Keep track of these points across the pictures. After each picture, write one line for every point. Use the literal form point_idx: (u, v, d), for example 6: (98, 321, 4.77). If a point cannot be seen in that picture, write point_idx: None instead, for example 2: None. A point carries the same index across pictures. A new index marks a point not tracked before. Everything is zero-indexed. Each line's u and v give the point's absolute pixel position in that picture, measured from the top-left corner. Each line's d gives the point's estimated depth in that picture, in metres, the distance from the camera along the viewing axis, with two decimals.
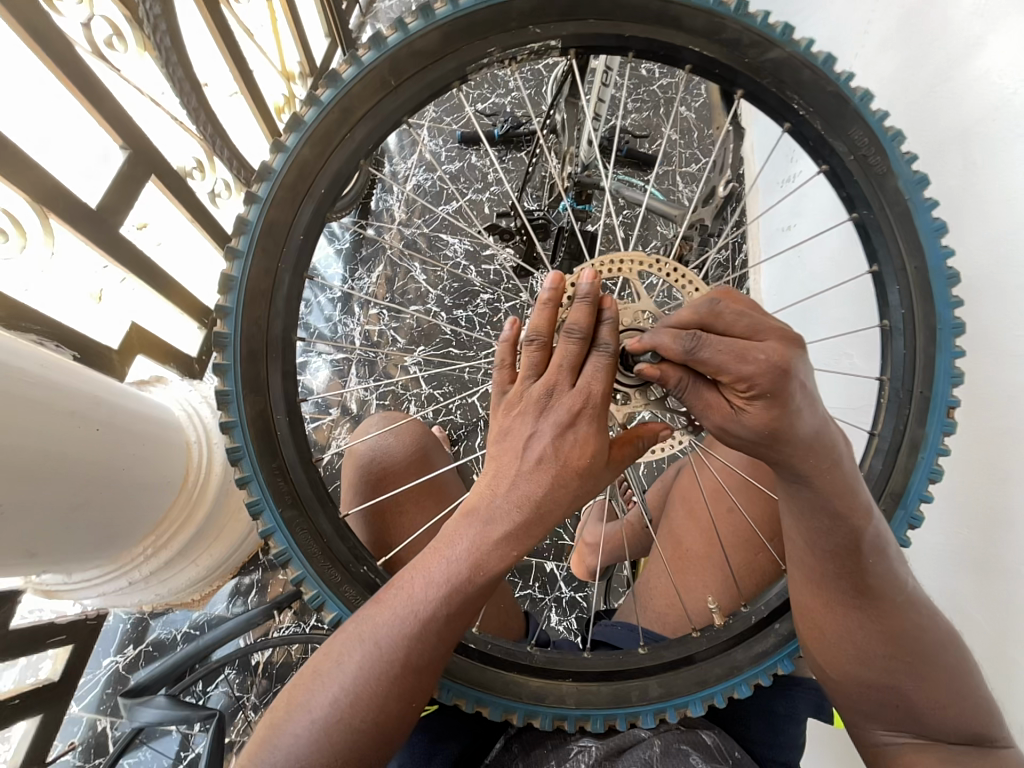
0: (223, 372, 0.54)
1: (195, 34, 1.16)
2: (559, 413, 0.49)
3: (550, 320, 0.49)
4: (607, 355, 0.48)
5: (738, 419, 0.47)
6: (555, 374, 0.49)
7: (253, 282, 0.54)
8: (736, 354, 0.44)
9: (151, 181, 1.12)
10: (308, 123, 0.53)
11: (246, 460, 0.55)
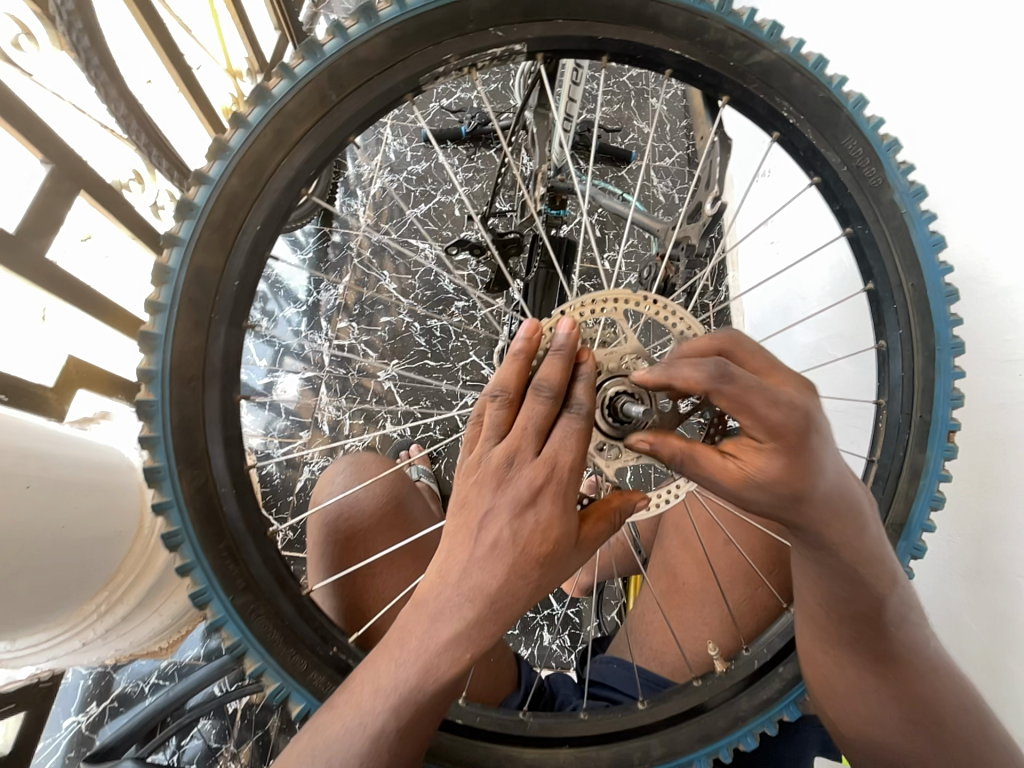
0: (151, 445, 0.46)
1: (121, 29, 1.04)
2: (522, 486, 0.42)
3: (518, 374, 0.43)
4: (579, 419, 0.43)
5: (752, 482, 0.41)
6: (520, 436, 0.42)
7: (181, 339, 0.46)
8: (756, 402, 0.40)
9: (80, 196, 1.00)
10: (234, 149, 0.45)
11: (187, 546, 0.47)
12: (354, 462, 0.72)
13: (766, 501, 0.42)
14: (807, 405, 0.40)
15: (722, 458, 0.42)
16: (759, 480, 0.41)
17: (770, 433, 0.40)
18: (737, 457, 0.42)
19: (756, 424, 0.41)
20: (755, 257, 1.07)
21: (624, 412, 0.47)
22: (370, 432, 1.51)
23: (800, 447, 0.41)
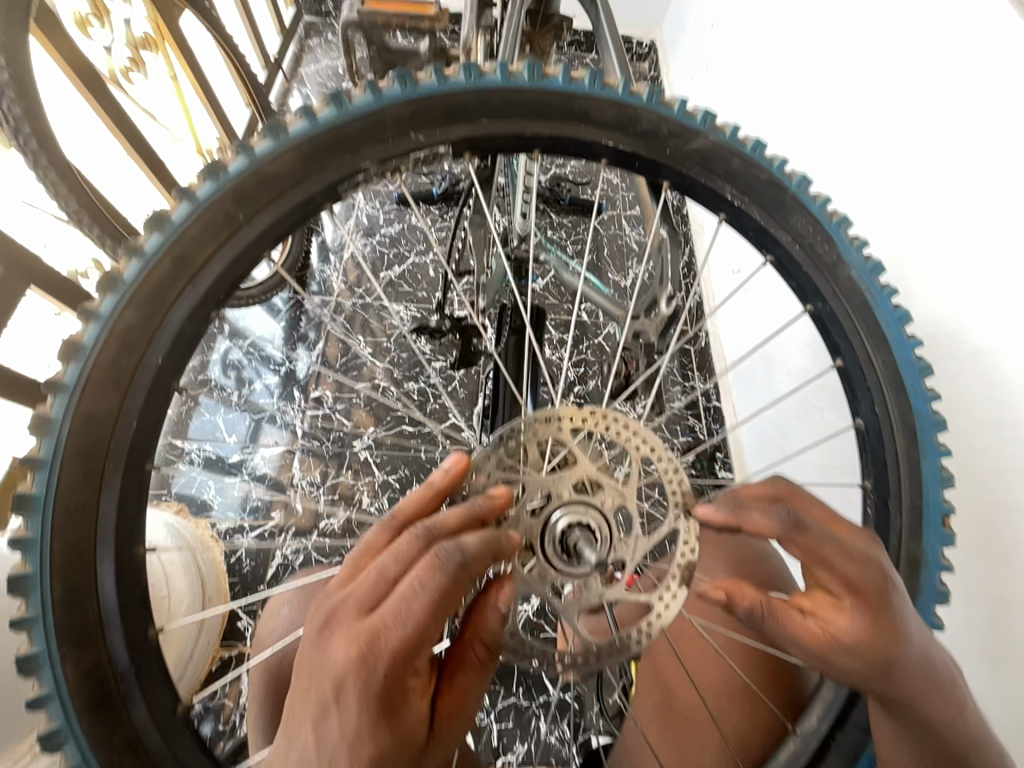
0: (29, 627, 0.41)
1: (76, 116, 1.01)
2: (332, 653, 0.34)
3: (416, 505, 0.40)
4: (428, 582, 0.35)
5: (841, 645, 0.45)
6: (365, 578, 0.36)
7: (65, 497, 0.41)
8: (839, 555, 0.45)
9: (30, 290, 0.96)
10: (127, 282, 0.41)
11: (72, 747, 0.42)
12: (302, 587, 0.66)
13: (855, 665, 0.45)
14: (881, 557, 0.45)
15: (802, 618, 0.46)
16: (846, 642, 0.45)
17: (849, 589, 0.45)
18: (818, 614, 0.46)
19: (831, 578, 0.46)
20: (736, 335, 1.13)
21: (575, 548, 0.42)
22: (344, 511, 1.30)
23: (889, 597, 0.45)
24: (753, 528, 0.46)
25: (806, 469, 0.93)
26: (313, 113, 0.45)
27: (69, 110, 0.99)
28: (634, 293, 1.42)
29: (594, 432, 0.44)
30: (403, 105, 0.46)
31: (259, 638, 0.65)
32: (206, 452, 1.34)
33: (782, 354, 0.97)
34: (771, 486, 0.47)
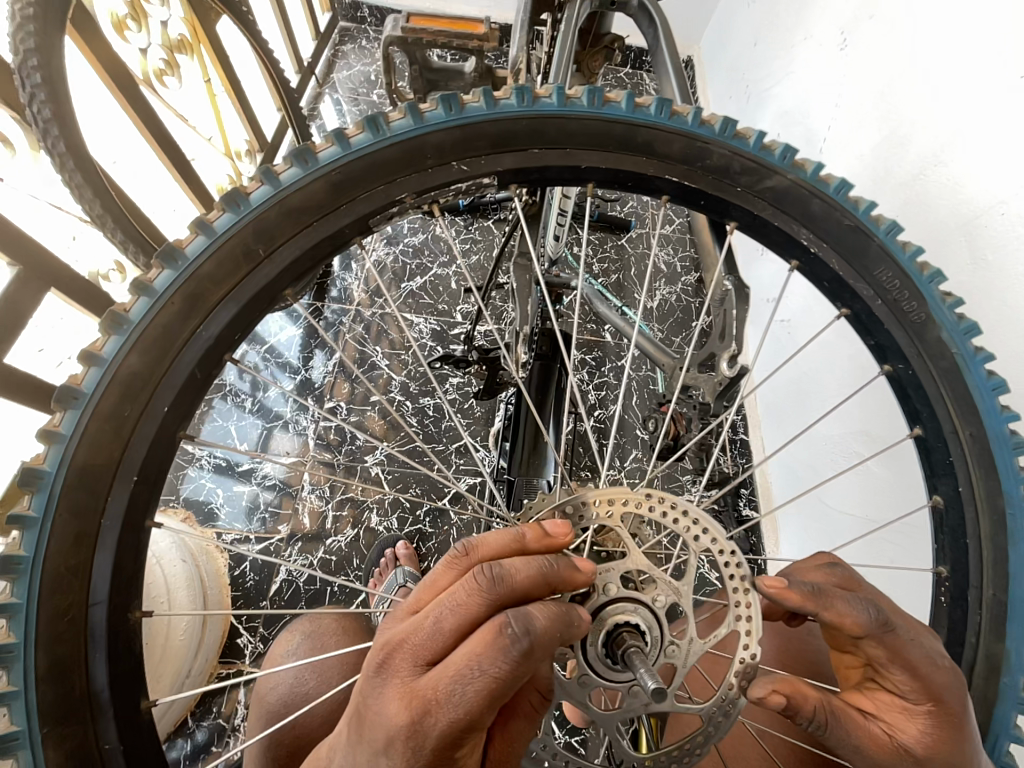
0: (7, 705, 0.35)
1: (107, 115, 0.98)
2: (380, 702, 0.30)
3: (493, 543, 0.35)
4: (485, 662, 0.29)
5: (911, 757, 0.37)
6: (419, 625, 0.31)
7: (55, 560, 0.36)
8: (914, 659, 0.37)
9: (52, 293, 0.93)
10: (136, 322, 0.37)
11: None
12: (313, 630, 0.62)
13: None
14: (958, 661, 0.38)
15: (866, 721, 0.38)
16: (917, 755, 0.37)
17: (930, 694, 0.37)
18: (883, 717, 0.38)
19: (911, 682, 0.37)
20: (776, 410, 1.07)
21: (623, 656, 0.36)
22: (352, 528, 1.25)
23: (965, 709, 0.38)
24: (834, 623, 0.37)
25: (851, 522, 0.85)
26: (346, 138, 0.40)
27: (100, 110, 0.96)
28: (663, 317, 1.35)
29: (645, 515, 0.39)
30: (446, 131, 0.41)
31: (258, 697, 0.59)
32: (217, 458, 1.29)
33: (819, 396, 0.92)
34: (830, 576, 0.41)
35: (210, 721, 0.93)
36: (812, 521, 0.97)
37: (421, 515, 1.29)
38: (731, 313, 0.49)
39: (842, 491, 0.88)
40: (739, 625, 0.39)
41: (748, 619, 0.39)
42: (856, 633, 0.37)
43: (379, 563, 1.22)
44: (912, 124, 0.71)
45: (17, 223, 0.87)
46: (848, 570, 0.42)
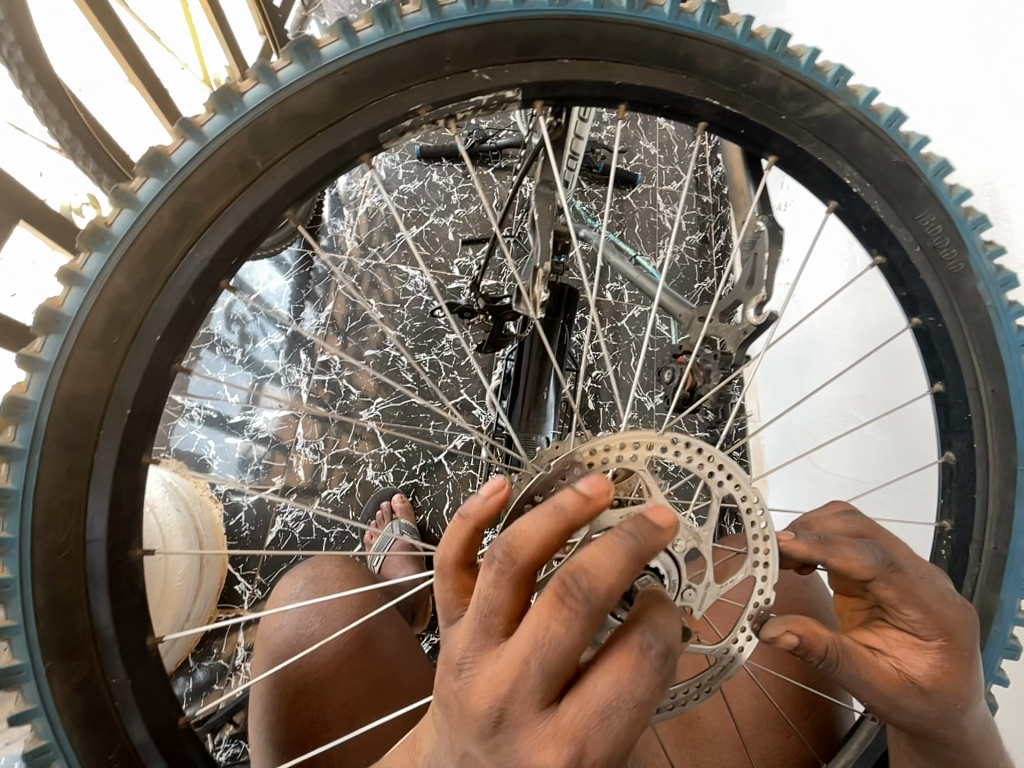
0: (7, 639, 0.34)
1: (65, 24, 0.88)
2: (515, 755, 0.26)
3: (544, 539, 0.28)
4: (633, 687, 0.26)
5: (917, 688, 0.38)
6: (529, 673, 0.26)
7: (48, 494, 0.34)
8: (925, 600, 0.37)
9: (20, 226, 0.86)
10: (119, 239, 0.33)
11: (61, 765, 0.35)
12: (315, 575, 0.62)
13: (925, 708, 0.38)
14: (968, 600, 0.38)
15: (874, 657, 0.39)
16: (923, 686, 0.38)
17: (940, 630, 0.37)
18: (892, 653, 0.39)
19: (922, 620, 0.38)
20: (775, 375, 1.06)
21: None
22: (348, 480, 1.25)
23: (971, 646, 0.38)
24: (842, 568, 0.37)
25: (847, 482, 0.86)
26: (354, 33, 0.35)
27: (57, 16, 0.86)
28: (666, 277, 1.32)
29: (669, 461, 0.38)
30: (465, 32, 0.36)
31: (261, 639, 0.59)
32: (207, 409, 1.26)
33: (823, 357, 0.91)
34: (850, 523, 0.41)
35: (210, 662, 0.95)
36: (803, 484, 0.98)
37: (416, 470, 1.28)
38: (762, 255, 0.46)
39: (838, 453, 0.88)
40: (756, 571, 0.38)
41: (765, 565, 0.38)
42: (864, 577, 0.37)
43: (375, 515, 1.24)
44: None
45: None
46: (867, 517, 0.42)
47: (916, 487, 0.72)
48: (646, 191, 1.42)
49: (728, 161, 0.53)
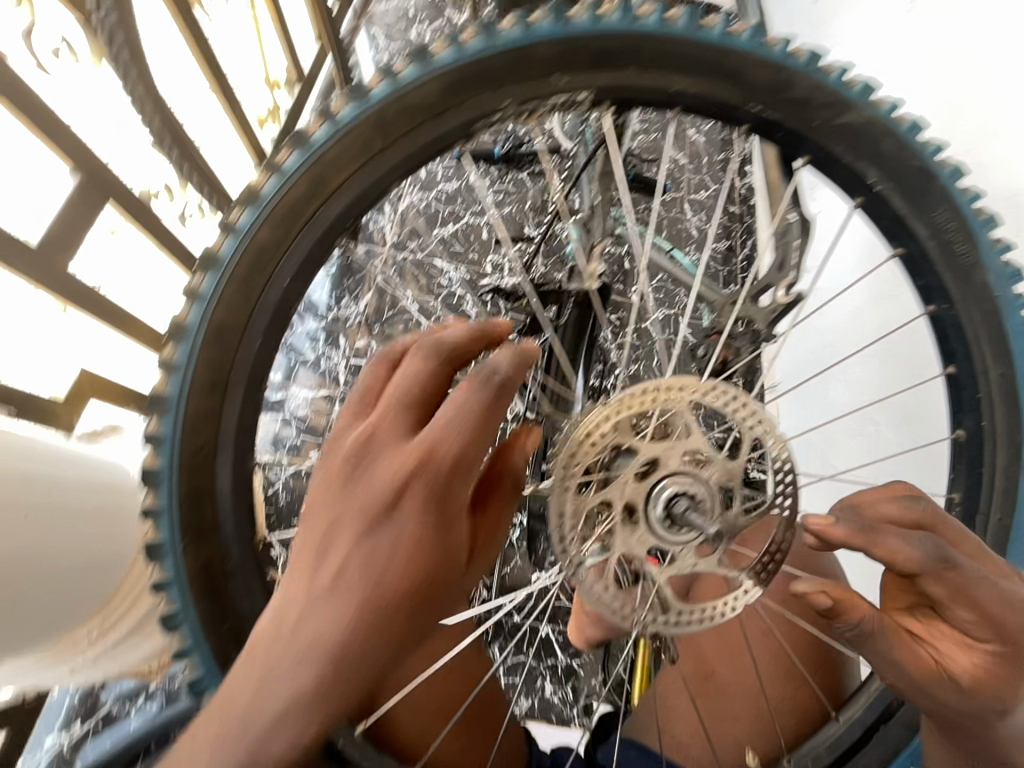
0: (155, 517, 0.42)
1: (156, 27, 0.98)
2: (375, 462, 0.39)
3: (435, 384, 0.41)
4: (464, 416, 0.39)
5: (955, 683, 0.44)
6: (381, 463, 0.39)
7: (194, 403, 0.41)
8: (975, 603, 0.44)
9: (109, 205, 1.05)
10: (266, 199, 0.41)
11: (185, 629, 0.43)
12: None
13: (956, 702, 0.45)
14: None
15: (921, 650, 0.45)
16: (960, 682, 0.44)
17: (995, 636, 0.44)
18: (936, 648, 0.46)
19: (981, 624, 0.44)
20: (795, 357, 1.08)
21: (684, 519, 0.43)
22: None
23: None
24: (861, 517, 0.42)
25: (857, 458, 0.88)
26: (461, 42, 0.43)
27: (156, 29, 0.98)
28: None
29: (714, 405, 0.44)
30: (553, 43, 0.44)
31: None
32: None
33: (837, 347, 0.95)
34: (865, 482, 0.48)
35: None
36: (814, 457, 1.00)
37: None
38: (793, 243, 0.54)
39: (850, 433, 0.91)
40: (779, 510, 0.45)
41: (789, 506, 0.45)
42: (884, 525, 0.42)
43: None
44: (970, 90, 0.72)
45: (88, 139, 0.99)
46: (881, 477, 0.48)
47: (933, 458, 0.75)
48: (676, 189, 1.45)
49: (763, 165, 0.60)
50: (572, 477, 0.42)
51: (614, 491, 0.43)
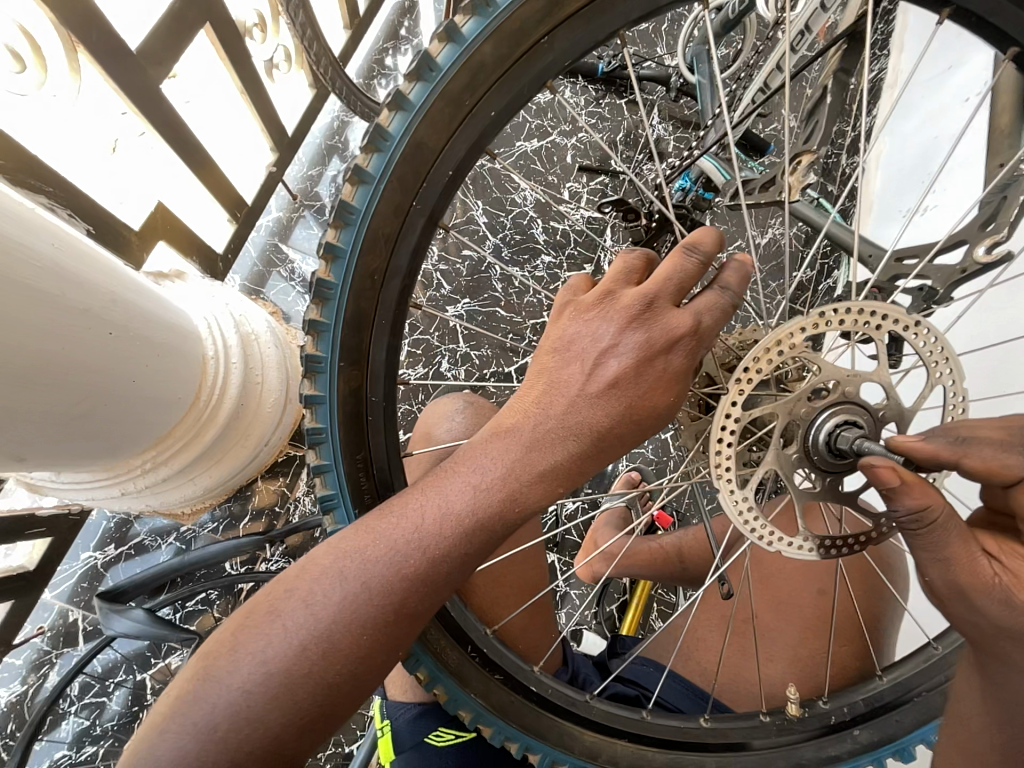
0: (317, 332, 0.42)
1: None
2: (592, 314, 0.42)
3: (687, 275, 0.41)
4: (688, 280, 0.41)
5: (1004, 591, 0.38)
6: (626, 330, 0.40)
7: (377, 221, 0.40)
8: None
9: (205, 31, 0.96)
10: (500, 6, 0.36)
11: (326, 446, 0.44)
12: (472, 402, 0.69)
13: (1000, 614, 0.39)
14: None
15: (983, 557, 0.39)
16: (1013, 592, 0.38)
17: None
18: (999, 562, 0.39)
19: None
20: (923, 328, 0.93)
21: (851, 447, 0.40)
22: (423, 367, 1.26)
23: None
24: None
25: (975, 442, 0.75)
26: None
27: None
28: None
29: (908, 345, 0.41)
30: None
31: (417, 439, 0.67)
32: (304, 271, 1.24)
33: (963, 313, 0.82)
34: None
35: None
36: None
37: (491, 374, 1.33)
38: (1016, 198, 0.47)
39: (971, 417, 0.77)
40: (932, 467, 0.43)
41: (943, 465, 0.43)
42: None
43: None
44: None
45: None
46: None
47: None
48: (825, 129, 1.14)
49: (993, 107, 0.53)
50: (747, 385, 0.40)
51: (781, 407, 0.41)
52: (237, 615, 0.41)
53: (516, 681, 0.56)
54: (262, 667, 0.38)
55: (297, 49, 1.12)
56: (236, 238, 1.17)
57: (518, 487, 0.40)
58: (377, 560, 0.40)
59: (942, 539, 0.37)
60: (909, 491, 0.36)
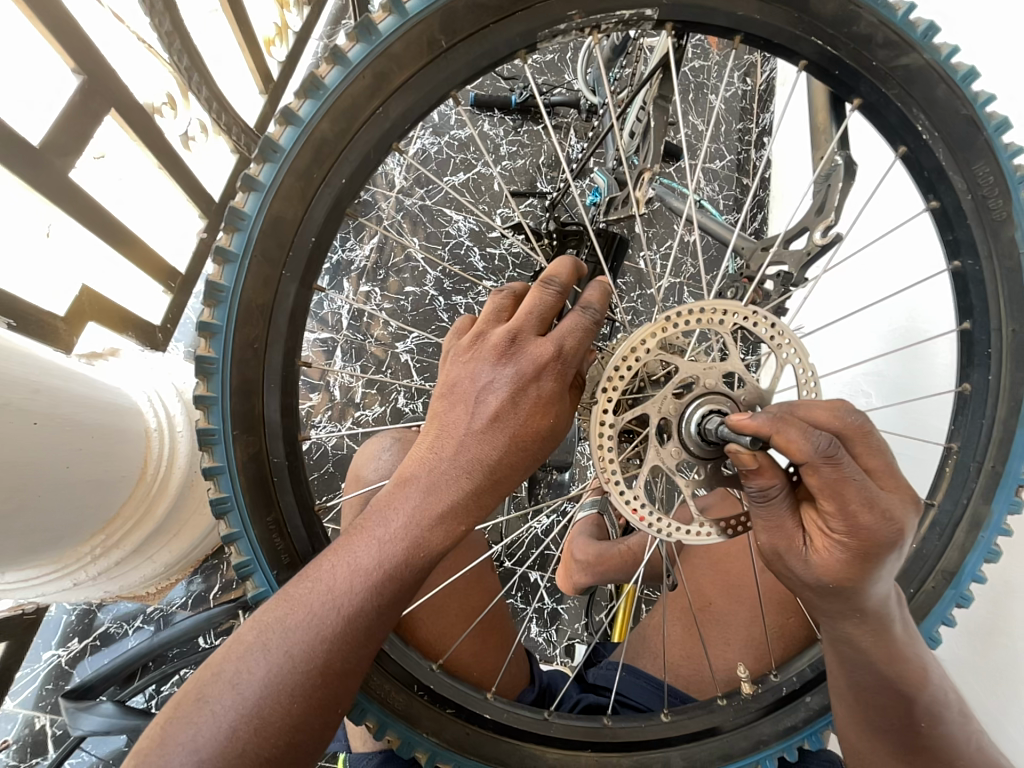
0: (206, 406, 0.44)
1: None
2: (476, 351, 0.44)
3: (547, 305, 0.44)
4: (551, 306, 0.44)
5: (803, 550, 0.42)
6: (498, 366, 0.43)
7: (248, 294, 0.43)
8: (868, 503, 0.39)
9: (111, 116, 0.97)
10: (329, 89, 0.40)
11: (234, 514, 0.46)
12: (400, 437, 0.70)
13: (802, 570, 0.43)
14: (907, 519, 0.39)
15: (788, 524, 0.42)
16: (808, 552, 0.42)
17: (859, 530, 0.39)
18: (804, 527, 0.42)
19: (837, 517, 0.39)
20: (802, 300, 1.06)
21: (716, 434, 0.43)
22: (380, 405, 1.26)
23: (888, 553, 0.40)
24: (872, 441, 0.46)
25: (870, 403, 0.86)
26: None
27: None
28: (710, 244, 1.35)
29: (752, 333, 0.47)
30: None
31: (351, 481, 0.68)
32: None
33: (843, 297, 0.90)
34: None
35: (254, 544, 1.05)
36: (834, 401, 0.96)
37: None
38: (835, 185, 0.53)
39: (863, 384, 0.88)
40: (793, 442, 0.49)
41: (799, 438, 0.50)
42: None
43: None
44: None
45: (92, 40, 0.92)
46: None
47: (938, 405, 0.72)
48: (728, 128, 1.22)
49: (813, 100, 0.57)
50: (613, 392, 0.45)
51: (651, 406, 0.46)
52: (169, 704, 0.41)
53: (470, 712, 0.57)
54: (196, 752, 0.38)
55: (212, 121, 1.14)
56: (173, 307, 1.19)
57: (421, 532, 0.42)
58: (296, 625, 0.40)
59: (777, 505, 0.42)
60: (761, 473, 0.41)
